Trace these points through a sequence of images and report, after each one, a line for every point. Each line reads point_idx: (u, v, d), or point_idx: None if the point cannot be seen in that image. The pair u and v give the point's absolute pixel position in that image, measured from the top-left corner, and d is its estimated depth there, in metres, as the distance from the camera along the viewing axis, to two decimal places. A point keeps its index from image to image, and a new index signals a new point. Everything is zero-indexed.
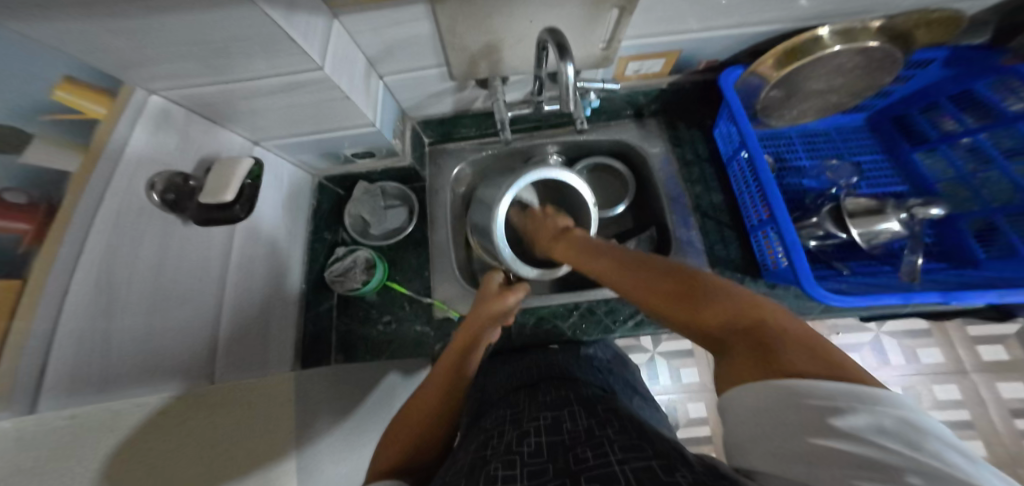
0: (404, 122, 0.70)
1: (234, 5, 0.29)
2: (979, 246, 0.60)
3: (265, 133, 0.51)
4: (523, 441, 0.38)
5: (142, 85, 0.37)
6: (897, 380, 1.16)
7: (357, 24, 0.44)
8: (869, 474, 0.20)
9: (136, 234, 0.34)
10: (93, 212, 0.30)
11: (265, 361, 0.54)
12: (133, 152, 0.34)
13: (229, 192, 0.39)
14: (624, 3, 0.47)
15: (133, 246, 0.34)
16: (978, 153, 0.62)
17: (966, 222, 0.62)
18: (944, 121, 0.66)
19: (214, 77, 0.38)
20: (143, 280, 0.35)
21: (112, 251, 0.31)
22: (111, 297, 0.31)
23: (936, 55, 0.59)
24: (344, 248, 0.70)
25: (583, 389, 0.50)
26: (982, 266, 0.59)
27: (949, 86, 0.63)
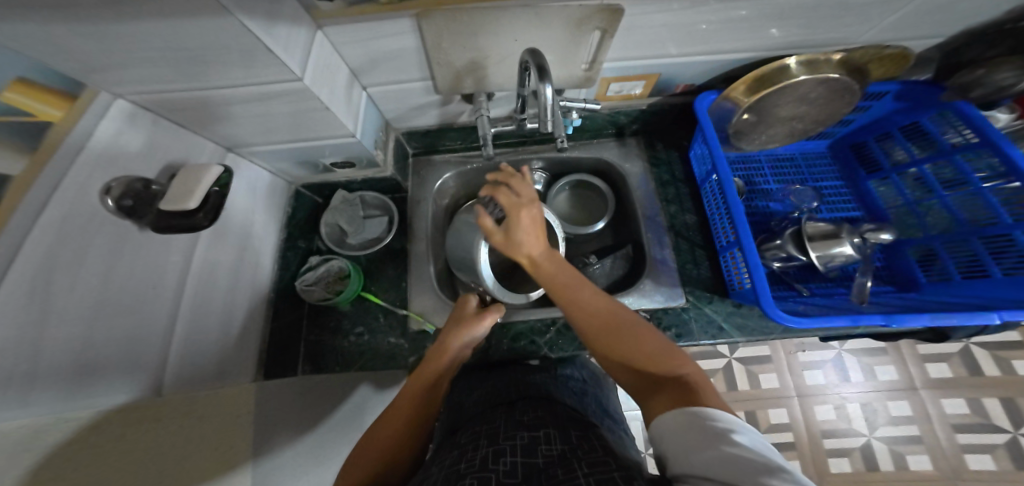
0: (388, 132, 0.70)
1: (203, 14, 0.29)
2: (921, 270, 0.63)
3: (239, 140, 0.50)
4: (496, 459, 0.38)
5: (108, 88, 0.36)
6: (856, 397, 1.24)
7: (342, 35, 0.44)
8: (737, 473, 0.26)
9: (82, 239, 0.33)
10: (35, 216, 0.28)
11: (224, 373, 0.52)
12: (89, 153, 0.33)
13: (191, 200, 0.38)
14: (606, 25, 0.49)
15: (76, 251, 0.32)
16: (923, 182, 0.65)
17: (909, 249, 0.65)
18: (895, 151, 0.69)
19: (187, 84, 0.37)
20: (87, 286, 0.33)
21: (53, 258, 0.30)
22: (45, 306, 0.29)
23: (888, 88, 0.63)
24: (318, 257, 0.69)
25: (560, 411, 0.50)
26: (923, 289, 0.62)
27: (900, 118, 0.67)
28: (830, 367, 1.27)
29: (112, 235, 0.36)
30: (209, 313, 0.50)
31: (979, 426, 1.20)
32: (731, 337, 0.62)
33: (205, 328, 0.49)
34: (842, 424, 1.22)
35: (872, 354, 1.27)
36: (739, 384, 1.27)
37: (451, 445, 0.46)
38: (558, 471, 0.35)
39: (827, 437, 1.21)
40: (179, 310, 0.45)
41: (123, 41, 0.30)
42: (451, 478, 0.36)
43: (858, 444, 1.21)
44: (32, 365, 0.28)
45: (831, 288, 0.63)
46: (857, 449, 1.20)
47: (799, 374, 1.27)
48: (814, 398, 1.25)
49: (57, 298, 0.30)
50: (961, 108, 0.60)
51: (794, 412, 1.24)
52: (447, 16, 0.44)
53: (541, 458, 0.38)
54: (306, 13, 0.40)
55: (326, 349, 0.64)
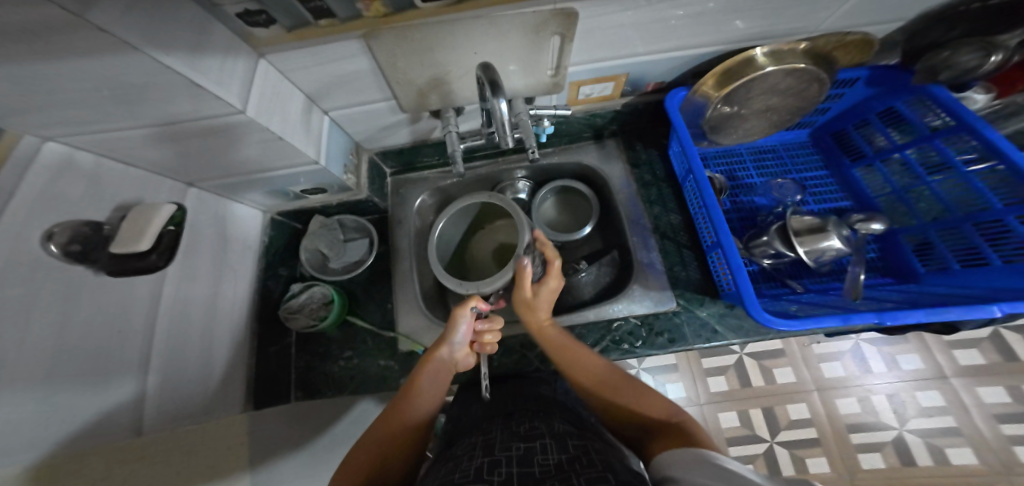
0: (360, 154, 0.69)
1: (117, 52, 0.28)
2: (918, 260, 0.61)
3: (196, 174, 0.49)
4: (491, 471, 0.36)
5: (35, 131, 0.35)
6: (881, 388, 1.18)
7: (289, 62, 0.43)
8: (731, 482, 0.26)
9: (35, 291, 0.32)
10: None
11: (207, 408, 0.51)
12: (25, 205, 0.32)
13: (142, 241, 0.37)
14: (564, 30, 0.48)
15: (31, 303, 0.32)
16: (908, 168, 0.63)
17: (904, 237, 0.63)
18: (876, 137, 0.67)
19: (127, 121, 0.36)
20: (48, 340, 0.33)
21: (2, 314, 0.29)
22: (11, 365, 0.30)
23: (857, 75, 0.61)
24: (299, 285, 0.67)
25: (557, 423, 0.47)
26: (923, 280, 0.59)
27: (875, 104, 0.65)
28: (849, 358, 1.22)
29: (66, 281, 0.36)
30: (187, 350, 0.50)
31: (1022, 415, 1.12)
32: (727, 339, 0.59)
33: (184, 366, 0.49)
34: (869, 418, 1.16)
35: (892, 343, 1.22)
36: (753, 381, 1.22)
37: (447, 457, 0.45)
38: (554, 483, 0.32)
39: (853, 431, 1.15)
40: (153, 351, 0.44)
41: (54, 90, 0.30)
42: None
43: (890, 438, 1.14)
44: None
45: (827, 282, 0.61)
46: (889, 443, 1.13)
47: (816, 366, 1.22)
48: (835, 391, 1.19)
49: (10, 354, 0.30)
50: (934, 92, 0.57)
51: (814, 407, 1.18)
52: (396, 34, 0.43)
53: (537, 467, 0.36)
54: (244, 41, 0.39)
55: (316, 375, 0.63)
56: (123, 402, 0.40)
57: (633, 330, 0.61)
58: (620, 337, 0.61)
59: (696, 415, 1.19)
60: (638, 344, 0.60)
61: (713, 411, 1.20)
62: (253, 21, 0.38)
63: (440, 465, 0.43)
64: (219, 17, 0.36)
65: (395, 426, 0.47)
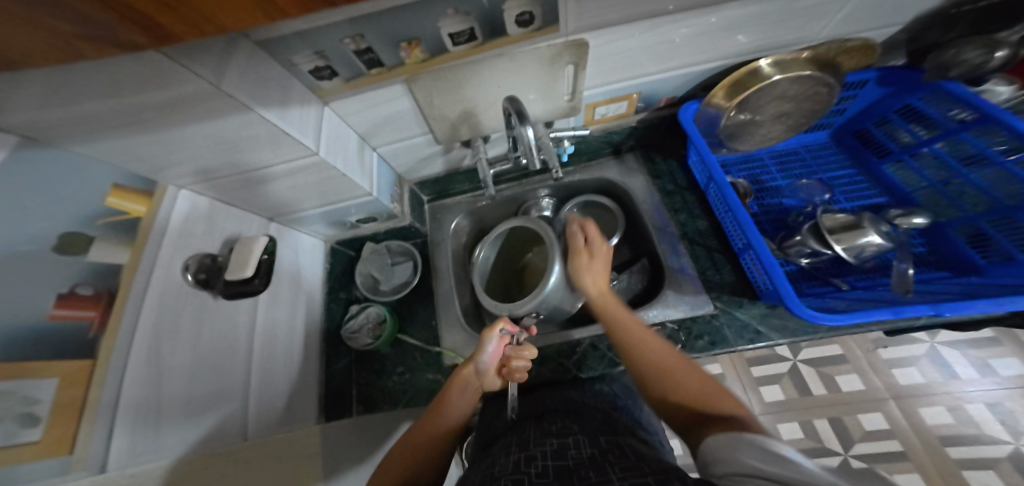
0: (402, 185, 0.77)
1: (236, 114, 0.37)
2: (976, 253, 0.57)
3: (274, 211, 0.58)
4: (530, 464, 0.38)
5: (172, 182, 0.44)
6: (978, 397, 1.05)
7: (345, 107, 0.51)
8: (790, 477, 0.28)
9: (176, 308, 0.41)
10: (143, 293, 0.37)
11: (287, 416, 0.57)
12: (169, 238, 0.42)
13: (247, 270, 0.45)
14: (577, 60, 0.54)
15: (173, 316, 0.40)
16: (941, 162, 0.62)
17: (954, 229, 0.60)
18: (899, 134, 0.67)
19: (227, 170, 0.45)
20: (183, 351, 0.41)
21: (159, 327, 0.38)
22: (158, 369, 0.38)
23: (866, 77, 0.64)
24: (357, 306, 0.73)
25: (588, 420, 0.49)
26: (986, 273, 0.55)
27: (892, 102, 0.66)
28: (928, 363, 1.10)
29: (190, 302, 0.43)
30: (275, 362, 0.57)
31: None
32: (772, 339, 0.57)
33: (272, 378, 0.56)
34: (969, 429, 1.02)
35: (980, 347, 1.10)
36: (814, 390, 1.13)
37: (484, 458, 0.48)
38: (589, 471, 0.35)
39: (950, 445, 1.01)
40: (251, 363, 0.52)
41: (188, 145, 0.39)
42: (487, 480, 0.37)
43: (1003, 453, 1.00)
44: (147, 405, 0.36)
45: (874, 279, 0.58)
46: (1004, 460, 0.99)
47: (888, 373, 1.11)
48: (917, 400, 1.07)
49: (154, 361, 0.37)
50: (948, 88, 0.59)
51: (894, 418, 1.06)
52: (433, 77, 0.51)
53: (570, 460, 0.38)
54: (313, 94, 0.48)
55: (374, 388, 0.67)
56: (233, 403, 0.47)
57: (670, 334, 0.61)
58: None
59: None
60: (677, 348, 0.60)
61: (771, 423, 1.10)
62: (320, 76, 0.45)
63: (478, 464, 0.46)
64: (296, 75, 0.44)
65: (423, 440, 0.50)
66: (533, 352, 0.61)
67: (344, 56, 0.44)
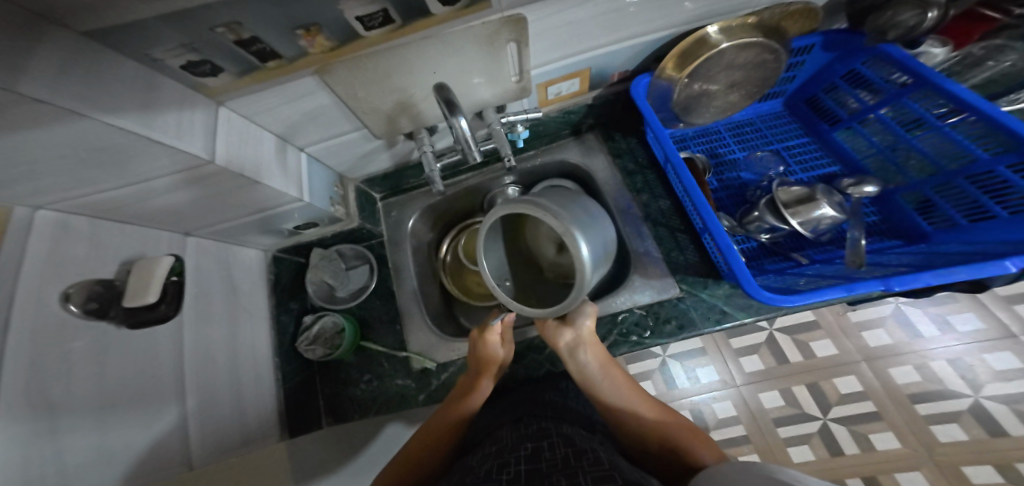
0: (345, 184, 0.72)
1: (74, 121, 0.29)
2: (922, 219, 0.56)
3: (188, 224, 0.53)
4: (500, 470, 0.38)
5: (29, 202, 0.36)
6: (941, 353, 1.08)
7: (248, 105, 0.45)
8: None
9: (56, 350, 0.36)
10: (2, 338, 0.31)
11: (236, 441, 0.54)
12: (33, 274, 0.35)
13: (150, 294, 0.41)
14: (518, 36, 0.49)
15: (56, 362, 0.35)
16: (887, 127, 0.60)
17: (902, 196, 0.59)
18: (847, 100, 0.64)
19: (91, 189, 0.37)
20: (80, 399, 0.37)
21: (38, 371, 0.33)
22: (49, 422, 0.33)
23: (812, 41, 0.60)
24: (310, 316, 0.70)
25: (564, 425, 0.49)
26: (932, 239, 0.54)
27: (838, 67, 0.63)
28: (893, 323, 1.12)
29: (87, 337, 0.39)
30: (211, 388, 0.53)
31: None
32: (738, 319, 0.57)
33: (213, 405, 0.53)
34: (934, 386, 1.06)
35: (940, 304, 1.12)
36: (790, 357, 1.15)
37: (461, 461, 0.48)
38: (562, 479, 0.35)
39: (918, 402, 1.06)
40: (184, 392, 0.49)
41: (51, 172, 0.33)
42: None
43: (965, 406, 1.04)
44: (48, 461, 0.32)
45: (831, 252, 0.57)
46: (965, 412, 1.04)
47: (858, 336, 1.13)
48: (886, 361, 1.10)
49: (44, 412, 0.33)
50: (887, 51, 0.56)
51: (866, 380, 1.09)
52: (351, 66, 0.45)
53: (544, 463, 0.39)
54: (198, 92, 0.41)
55: (341, 400, 0.65)
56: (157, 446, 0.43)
57: (638, 321, 0.60)
58: (627, 329, 0.60)
59: (734, 397, 1.13)
60: (647, 335, 0.59)
61: (751, 393, 1.13)
62: (200, 72, 0.39)
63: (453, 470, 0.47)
64: (165, 72, 0.37)
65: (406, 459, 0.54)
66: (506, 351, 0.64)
67: (226, 48, 0.38)
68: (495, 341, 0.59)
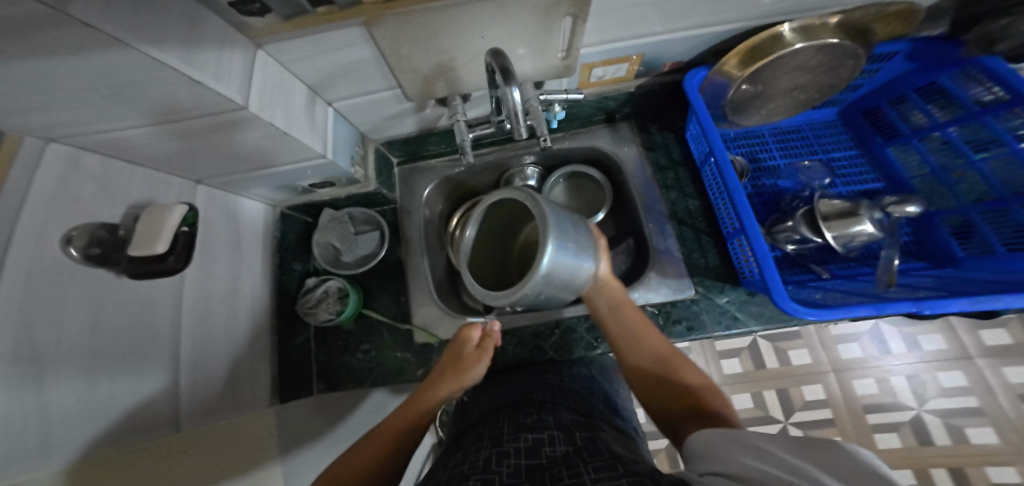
0: (365, 145, 0.68)
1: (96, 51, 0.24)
2: (957, 244, 0.59)
3: (203, 172, 0.49)
4: (499, 462, 0.38)
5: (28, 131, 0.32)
6: (901, 369, 1.16)
7: (287, 51, 0.41)
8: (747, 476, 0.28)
9: (54, 296, 0.32)
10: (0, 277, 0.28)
11: (228, 400, 0.53)
12: (42, 209, 0.32)
13: (159, 243, 0.37)
14: (577, 11, 0.44)
15: (53, 309, 0.32)
16: (950, 147, 0.61)
17: (942, 219, 0.61)
18: (913, 114, 0.65)
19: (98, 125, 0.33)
20: (72, 342, 0.34)
21: (30, 320, 0.30)
22: (41, 369, 0.30)
23: (898, 48, 0.58)
24: (315, 278, 0.67)
25: (563, 413, 0.49)
26: (962, 265, 0.57)
27: (915, 79, 0.62)
28: (868, 339, 1.19)
29: (87, 282, 0.36)
30: (208, 347, 0.51)
31: None
32: (747, 326, 0.58)
33: (210, 362, 0.51)
34: (887, 398, 1.14)
35: (914, 324, 1.19)
36: (767, 363, 1.21)
37: (456, 451, 0.48)
38: (561, 470, 0.34)
39: (870, 412, 1.14)
40: (180, 345, 0.47)
41: (72, 103, 0.29)
42: (455, 479, 0.37)
43: (908, 418, 1.13)
44: (40, 415, 0.30)
45: (856, 268, 0.59)
46: (906, 423, 1.13)
47: (833, 347, 1.19)
48: (852, 373, 1.17)
49: (35, 364, 0.30)
50: (987, 64, 0.55)
51: (831, 389, 1.17)
52: (401, 20, 0.41)
53: (544, 459, 0.38)
54: (239, 32, 0.37)
55: (336, 367, 0.65)
56: (153, 399, 0.42)
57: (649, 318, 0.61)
58: None
59: None
60: None
61: (725, 393, 1.19)
62: (247, 11, 0.34)
63: (446, 460, 0.46)
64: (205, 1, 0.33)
65: (372, 447, 0.45)
66: (496, 326, 0.56)
67: None
68: (473, 347, 0.55)
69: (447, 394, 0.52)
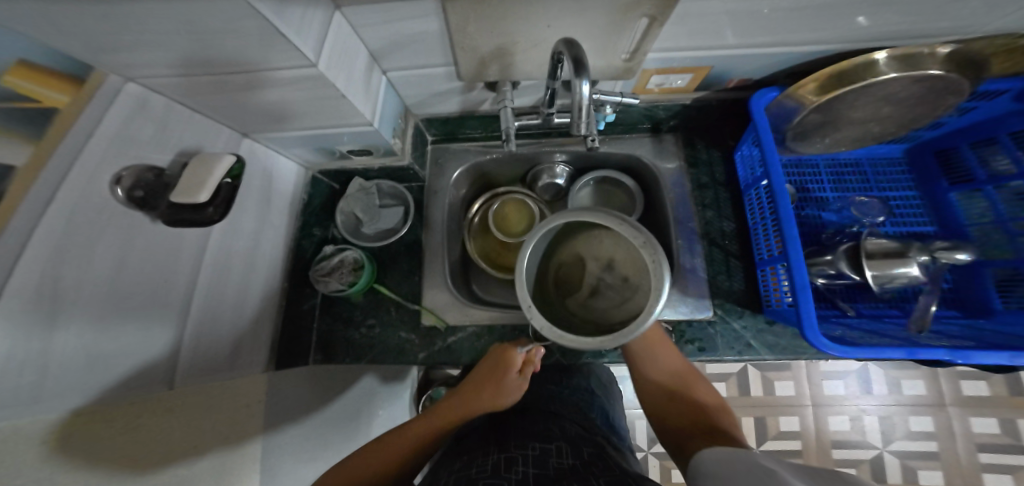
0: (407, 119, 0.67)
1: None
2: (997, 295, 0.59)
3: (251, 125, 0.48)
4: (507, 468, 0.38)
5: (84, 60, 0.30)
6: (875, 410, 1.19)
7: (362, 16, 0.39)
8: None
9: (94, 234, 0.31)
10: (51, 205, 0.27)
11: (230, 360, 0.52)
12: (101, 144, 0.31)
13: (203, 192, 0.36)
14: (655, 14, 0.41)
15: (88, 248, 0.31)
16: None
17: (990, 270, 0.61)
18: (994, 159, 0.61)
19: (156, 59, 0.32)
20: (96, 285, 0.32)
21: (67, 258, 0.29)
22: (67, 309, 0.29)
23: (1009, 87, 0.54)
24: (332, 246, 0.67)
25: (566, 426, 0.49)
26: (995, 317, 0.59)
27: (1012, 121, 0.58)
28: (853, 377, 1.21)
29: (126, 225, 0.35)
30: (221, 303, 0.51)
31: (1005, 446, 1.15)
32: (759, 354, 0.59)
33: (217, 321, 0.50)
34: (855, 436, 1.18)
35: (901, 368, 1.20)
36: (752, 391, 1.23)
37: (456, 455, 0.48)
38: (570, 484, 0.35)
39: (837, 447, 1.18)
40: (192, 298, 0.45)
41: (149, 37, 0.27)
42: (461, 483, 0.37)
43: (868, 456, 1.17)
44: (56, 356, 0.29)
45: (883, 309, 0.60)
46: (865, 461, 1.17)
47: (818, 383, 1.21)
48: (829, 409, 1.20)
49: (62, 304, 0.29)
50: None
51: (805, 422, 1.20)
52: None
53: (550, 470, 0.38)
54: None
55: (336, 340, 0.64)
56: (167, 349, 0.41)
57: None
58: None
59: None
60: None
61: None
62: None
63: (447, 464, 0.46)
64: None
65: (383, 453, 0.45)
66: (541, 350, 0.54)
67: None
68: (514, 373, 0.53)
69: (478, 409, 0.52)
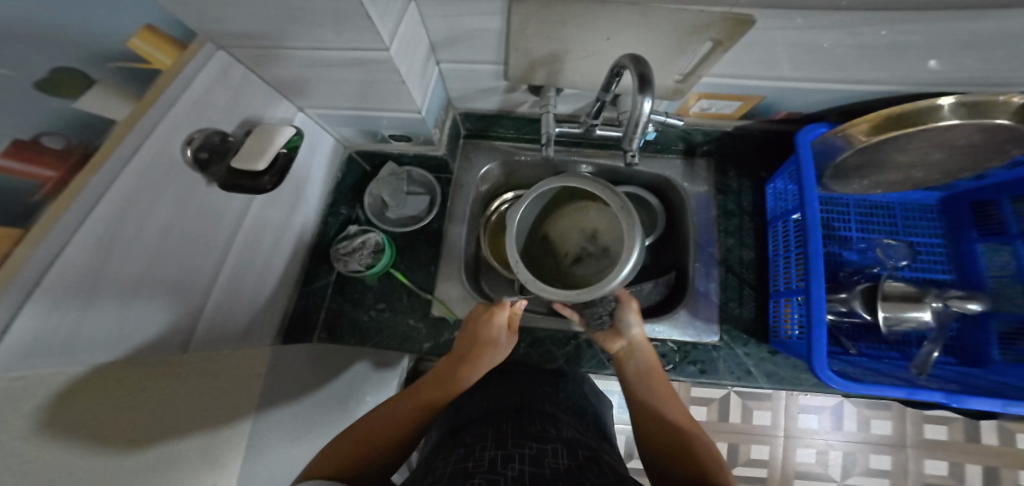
0: (448, 111, 0.68)
1: None
2: (997, 347, 0.61)
3: (306, 97, 0.49)
4: (505, 464, 0.39)
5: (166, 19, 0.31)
6: (840, 445, 1.20)
7: (430, 5, 0.40)
8: None
9: (157, 191, 0.32)
10: (126, 160, 0.28)
11: (245, 330, 0.53)
12: (177, 106, 0.32)
13: (261, 162, 0.37)
14: (721, 38, 0.42)
15: (150, 206, 0.32)
16: None
17: (995, 322, 0.62)
18: None
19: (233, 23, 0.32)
20: (149, 242, 0.33)
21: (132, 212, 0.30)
22: (121, 260, 0.30)
23: None
24: (356, 227, 0.68)
25: (564, 429, 0.50)
26: (990, 366, 0.61)
27: None
28: (828, 413, 1.21)
29: (187, 186, 0.36)
30: (248, 271, 0.51)
31: None
32: (758, 382, 0.60)
33: (242, 288, 0.51)
34: (817, 469, 1.19)
35: (873, 407, 1.21)
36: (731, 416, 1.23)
37: (451, 447, 0.49)
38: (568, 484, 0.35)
39: (800, 478, 1.19)
40: (224, 261, 0.46)
41: None
42: (461, 474, 0.38)
43: None
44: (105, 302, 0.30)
45: (883, 350, 0.61)
46: None
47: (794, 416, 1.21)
48: (799, 441, 1.21)
49: (119, 255, 0.30)
50: None
51: (775, 452, 1.21)
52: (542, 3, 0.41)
53: (548, 469, 0.39)
54: None
55: (345, 320, 0.65)
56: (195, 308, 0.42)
57: (666, 352, 0.62)
58: None
59: None
60: (668, 367, 0.61)
61: None
62: None
63: (445, 451, 0.47)
64: None
65: (402, 414, 0.47)
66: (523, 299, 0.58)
67: None
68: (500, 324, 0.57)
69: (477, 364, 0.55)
